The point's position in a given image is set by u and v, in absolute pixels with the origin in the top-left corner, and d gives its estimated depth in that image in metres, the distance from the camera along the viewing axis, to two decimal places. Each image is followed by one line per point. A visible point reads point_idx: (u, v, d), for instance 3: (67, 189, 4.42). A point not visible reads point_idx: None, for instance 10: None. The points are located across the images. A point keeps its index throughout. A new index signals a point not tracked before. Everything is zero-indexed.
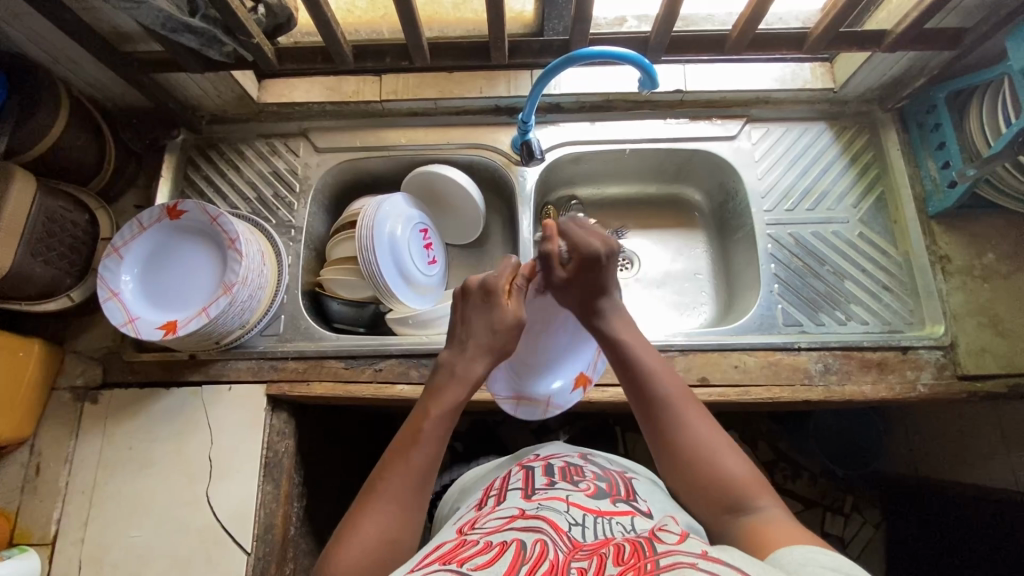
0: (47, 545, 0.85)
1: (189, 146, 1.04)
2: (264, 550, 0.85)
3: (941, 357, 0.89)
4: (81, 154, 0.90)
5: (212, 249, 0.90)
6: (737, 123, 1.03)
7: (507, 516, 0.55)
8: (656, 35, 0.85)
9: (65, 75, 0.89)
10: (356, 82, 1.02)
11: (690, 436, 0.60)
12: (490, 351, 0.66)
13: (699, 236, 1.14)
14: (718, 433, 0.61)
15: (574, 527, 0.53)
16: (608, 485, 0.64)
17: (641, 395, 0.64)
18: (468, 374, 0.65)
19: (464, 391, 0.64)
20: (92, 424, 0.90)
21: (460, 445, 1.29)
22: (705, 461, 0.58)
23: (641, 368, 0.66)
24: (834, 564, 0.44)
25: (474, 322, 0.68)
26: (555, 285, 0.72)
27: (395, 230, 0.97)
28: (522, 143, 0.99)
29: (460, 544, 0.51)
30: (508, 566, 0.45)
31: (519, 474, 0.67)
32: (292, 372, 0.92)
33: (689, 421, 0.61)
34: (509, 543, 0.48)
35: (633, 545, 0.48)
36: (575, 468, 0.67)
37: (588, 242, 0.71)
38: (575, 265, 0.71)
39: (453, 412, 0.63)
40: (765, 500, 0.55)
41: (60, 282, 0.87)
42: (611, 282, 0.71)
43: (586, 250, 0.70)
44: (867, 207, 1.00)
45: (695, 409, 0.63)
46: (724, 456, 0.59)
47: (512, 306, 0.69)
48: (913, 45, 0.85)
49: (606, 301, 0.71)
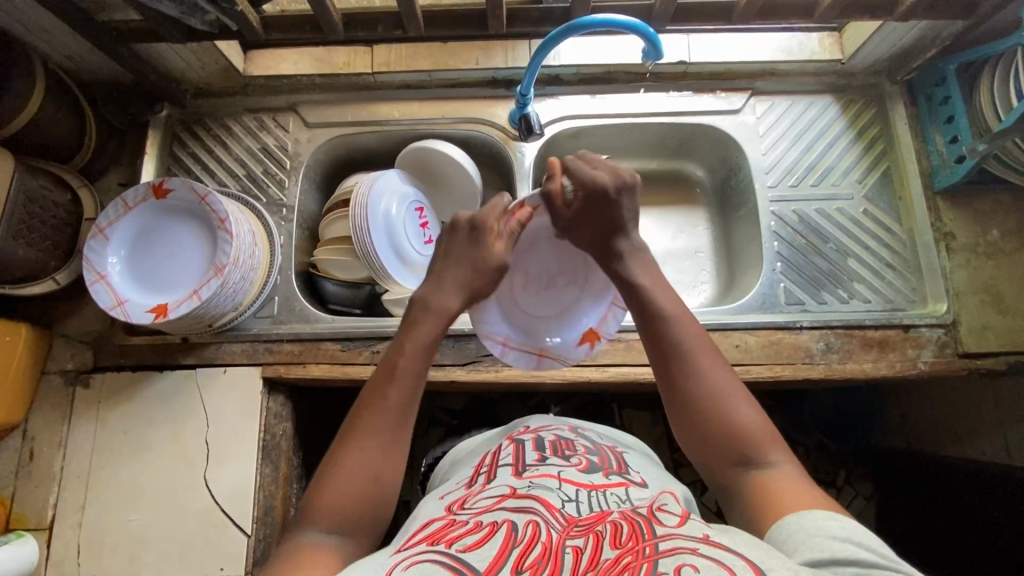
0: (45, 530, 0.84)
1: (174, 122, 1.00)
2: (264, 532, 0.85)
3: (943, 335, 0.89)
4: (60, 130, 0.86)
5: (194, 220, 0.87)
6: (741, 96, 1.00)
7: (497, 495, 0.54)
8: (660, 2, 0.81)
9: (38, 45, 0.84)
10: (346, 53, 0.98)
11: (700, 384, 0.58)
12: (465, 289, 0.64)
13: (701, 213, 1.12)
14: (731, 380, 0.59)
15: (568, 503, 0.52)
16: (600, 459, 0.63)
17: (655, 344, 0.61)
18: (437, 302, 0.62)
19: (438, 325, 0.62)
20: (85, 408, 0.88)
21: (457, 421, 1.30)
22: (716, 408, 0.57)
23: (657, 312, 0.62)
24: (841, 534, 0.45)
25: (461, 260, 0.65)
26: (562, 224, 0.67)
27: (391, 209, 0.95)
28: (521, 117, 0.95)
29: (449, 522, 0.51)
30: (497, 551, 0.44)
31: (510, 447, 0.66)
32: (287, 354, 0.90)
33: (705, 370, 0.59)
34: (499, 524, 0.48)
35: (629, 525, 0.47)
36: (566, 442, 0.66)
37: (595, 176, 0.65)
38: (581, 203, 0.65)
39: (429, 345, 0.60)
40: (774, 455, 0.55)
41: (45, 264, 0.85)
42: (628, 217, 0.66)
43: (589, 187, 0.64)
44: (872, 182, 0.98)
45: (707, 355, 0.60)
46: (736, 401, 0.57)
47: (503, 248, 0.66)
48: (926, 14, 0.81)
49: (622, 241, 0.66)
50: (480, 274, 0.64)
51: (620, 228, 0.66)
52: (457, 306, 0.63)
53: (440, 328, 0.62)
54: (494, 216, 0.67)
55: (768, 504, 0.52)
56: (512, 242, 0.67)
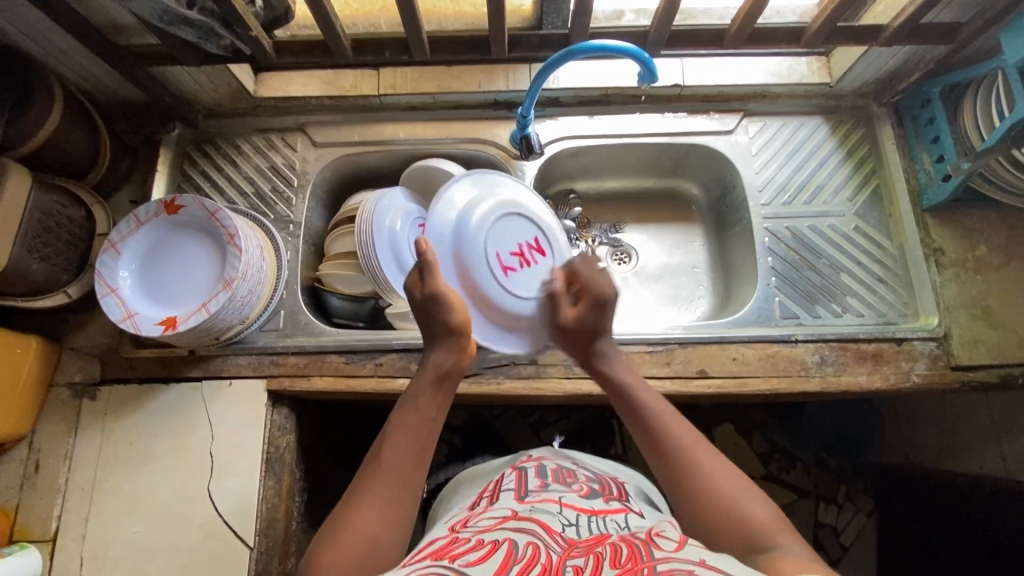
0: (48, 542, 0.85)
1: (185, 141, 1.04)
2: (267, 545, 0.85)
3: (935, 348, 0.91)
4: (76, 149, 0.90)
5: (208, 251, 0.89)
6: (734, 118, 1.03)
7: (499, 516, 0.55)
8: (655, 29, 0.85)
9: (59, 68, 0.88)
10: (353, 76, 1.02)
11: (702, 476, 0.58)
12: (441, 342, 0.70)
13: (697, 230, 1.15)
14: (732, 469, 0.59)
15: (568, 526, 0.53)
16: (601, 486, 0.64)
17: (656, 449, 0.62)
18: (427, 364, 0.69)
19: (428, 376, 0.67)
20: (91, 420, 0.89)
21: (459, 438, 1.29)
22: (720, 498, 0.56)
23: (643, 408, 0.65)
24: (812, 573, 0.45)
25: (427, 323, 0.71)
26: (563, 329, 0.76)
27: (395, 225, 0.97)
28: (522, 137, 0.99)
29: (452, 540, 0.51)
30: (501, 564, 0.45)
31: (512, 475, 0.66)
32: (292, 367, 0.92)
33: (696, 456, 0.60)
34: (501, 542, 0.49)
35: (628, 547, 0.48)
36: (568, 471, 0.68)
37: (600, 285, 0.74)
38: (586, 308, 0.73)
39: (424, 400, 0.65)
40: (759, 510, 0.55)
41: (57, 278, 0.87)
42: (610, 326, 0.74)
43: (597, 295, 0.73)
44: (863, 200, 1.01)
45: (703, 446, 0.61)
46: (741, 492, 0.56)
47: (422, 287, 0.71)
48: (910, 39, 0.85)
49: (603, 342, 0.74)
50: (434, 326, 0.70)
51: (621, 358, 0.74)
52: (450, 361, 0.68)
53: (437, 388, 0.67)
54: (414, 271, 0.72)
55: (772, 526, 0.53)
56: (422, 269, 0.71)
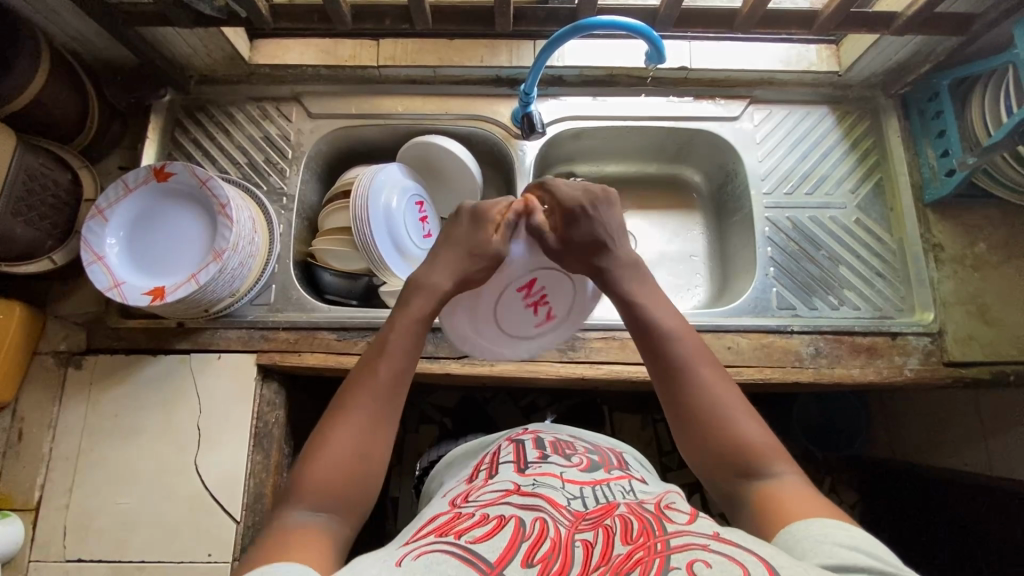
0: (31, 511, 0.84)
1: (177, 107, 1.00)
2: (253, 519, 0.84)
3: (929, 343, 0.91)
4: (64, 110, 0.87)
5: (202, 205, 0.87)
6: (740, 104, 1.02)
7: (502, 490, 0.54)
8: (663, 7, 0.83)
9: (46, 26, 0.85)
10: (352, 46, 0.99)
11: (709, 400, 0.59)
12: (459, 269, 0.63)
13: (696, 218, 1.14)
14: (735, 393, 0.60)
15: (573, 500, 0.52)
16: (600, 457, 0.64)
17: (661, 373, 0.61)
18: (434, 283, 0.62)
19: (429, 303, 0.61)
20: (76, 390, 0.88)
21: (449, 419, 1.29)
22: (724, 421, 0.58)
23: (658, 330, 0.62)
24: (850, 543, 0.45)
25: (458, 239, 0.65)
26: (553, 251, 0.64)
27: (391, 202, 0.95)
28: (523, 115, 0.96)
29: (455, 516, 0.51)
30: (507, 543, 0.44)
31: (509, 447, 0.66)
32: (283, 342, 0.90)
33: (705, 381, 0.60)
34: (507, 518, 0.48)
35: (640, 521, 0.47)
36: (566, 442, 0.67)
37: (568, 190, 0.65)
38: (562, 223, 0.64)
39: (419, 325, 0.61)
40: (781, 466, 0.55)
41: (42, 244, 0.84)
42: (609, 230, 0.65)
43: (568, 200, 0.64)
44: (865, 192, 1.00)
45: (711, 369, 0.61)
46: (741, 416, 0.58)
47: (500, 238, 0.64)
48: (922, 29, 0.84)
49: (608, 259, 0.65)
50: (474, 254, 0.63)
51: (632, 267, 0.67)
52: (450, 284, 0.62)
53: (434, 310, 0.62)
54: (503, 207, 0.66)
55: (763, 507, 0.53)
56: (509, 231, 0.64)
